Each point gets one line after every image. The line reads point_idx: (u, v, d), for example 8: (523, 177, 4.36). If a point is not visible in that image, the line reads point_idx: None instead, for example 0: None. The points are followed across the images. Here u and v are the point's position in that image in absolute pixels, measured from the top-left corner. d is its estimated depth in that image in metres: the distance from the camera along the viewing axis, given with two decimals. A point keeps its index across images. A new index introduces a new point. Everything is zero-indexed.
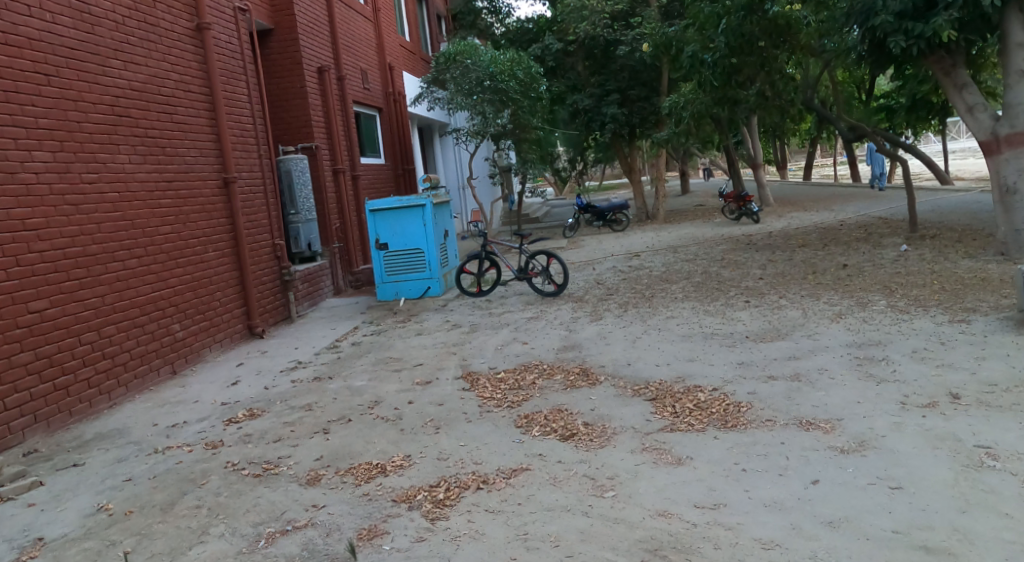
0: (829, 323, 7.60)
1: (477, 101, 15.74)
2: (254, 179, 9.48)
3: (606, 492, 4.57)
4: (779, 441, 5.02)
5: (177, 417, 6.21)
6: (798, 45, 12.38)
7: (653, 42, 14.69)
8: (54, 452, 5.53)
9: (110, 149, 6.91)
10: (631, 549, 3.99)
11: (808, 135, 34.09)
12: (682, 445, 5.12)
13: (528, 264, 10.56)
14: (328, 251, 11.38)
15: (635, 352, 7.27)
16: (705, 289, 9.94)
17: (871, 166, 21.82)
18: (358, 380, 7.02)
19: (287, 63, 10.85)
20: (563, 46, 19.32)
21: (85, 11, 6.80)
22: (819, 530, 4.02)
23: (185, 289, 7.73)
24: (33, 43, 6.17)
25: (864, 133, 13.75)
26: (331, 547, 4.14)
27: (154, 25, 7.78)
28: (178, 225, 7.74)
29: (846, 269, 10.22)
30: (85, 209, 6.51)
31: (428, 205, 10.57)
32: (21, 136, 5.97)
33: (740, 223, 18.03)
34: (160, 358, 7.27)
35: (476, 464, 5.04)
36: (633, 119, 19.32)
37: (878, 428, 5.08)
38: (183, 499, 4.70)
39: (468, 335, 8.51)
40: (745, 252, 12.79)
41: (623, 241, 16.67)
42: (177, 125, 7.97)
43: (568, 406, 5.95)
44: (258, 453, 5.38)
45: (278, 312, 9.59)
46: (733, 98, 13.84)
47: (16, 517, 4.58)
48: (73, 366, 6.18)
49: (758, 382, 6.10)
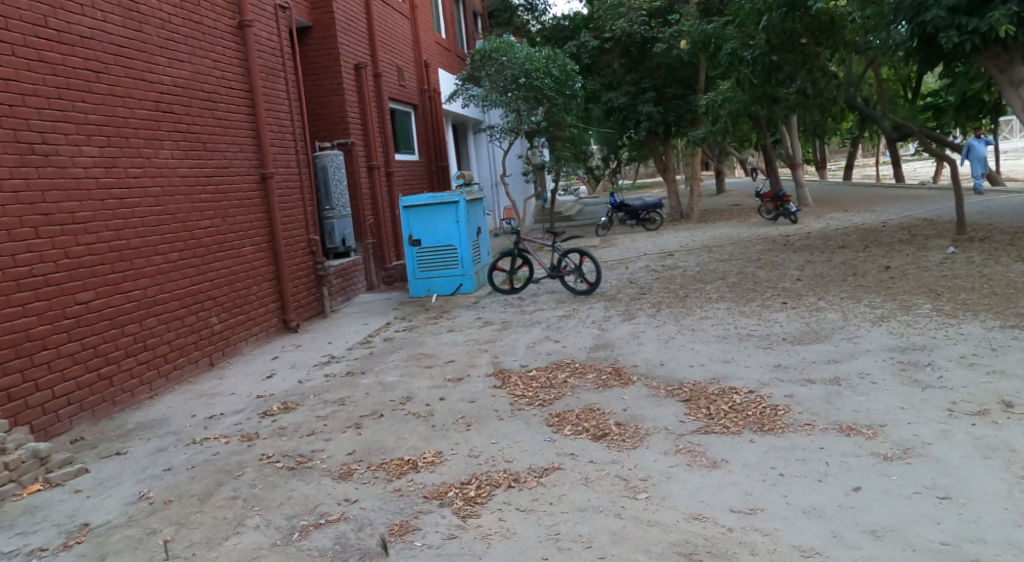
0: (870, 326, 7.45)
1: (512, 99, 15.61)
2: (291, 174, 9.54)
3: (639, 494, 4.52)
4: (818, 446, 4.94)
5: (214, 409, 6.28)
6: (843, 42, 12.04)
7: (692, 39, 14.57)
8: (98, 440, 5.61)
9: (154, 145, 7.00)
10: (665, 552, 3.93)
11: (848, 136, 33.38)
12: (717, 447, 5.05)
13: (561, 262, 10.51)
14: (362, 247, 11.46)
15: (669, 353, 7.18)
16: (742, 290, 9.81)
17: (971, 165, 18.27)
18: (389, 376, 7.04)
19: (325, 60, 10.93)
20: (598, 43, 19.12)
21: (133, 9, 6.91)
22: (861, 539, 3.94)
23: (223, 282, 7.81)
24: (85, 41, 6.28)
25: (909, 132, 13.37)
26: (363, 543, 4.14)
27: (198, 23, 7.87)
28: (217, 219, 7.82)
29: (888, 271, 10.06)
30: (130, 203, 6.61)
31: (461, 201, 10.58)
32: (71, 131, 6.06)
33: (777, 223, 17.77)
34: (198, 350, 7.36)
35: (507, 462, 5.02)
36: (669, 117, 19.15)
37: (923, 436, 4.96)
38: (220, 491, 4.74)
39: (500, 332, 8.50)
40: (782, 253, 12.61)
41: (656, 240, 16.57)
42: (218, 122, 8.06)
43: (600, 406, 5.90)
44: (292, 446, 5.42)
45: (312, 306, 9.67)
46: (773, 97, 13.70)
47: (64, 502, 4.65)
48: (117, 356, 6.28)
49: (797, 385, 6.01)
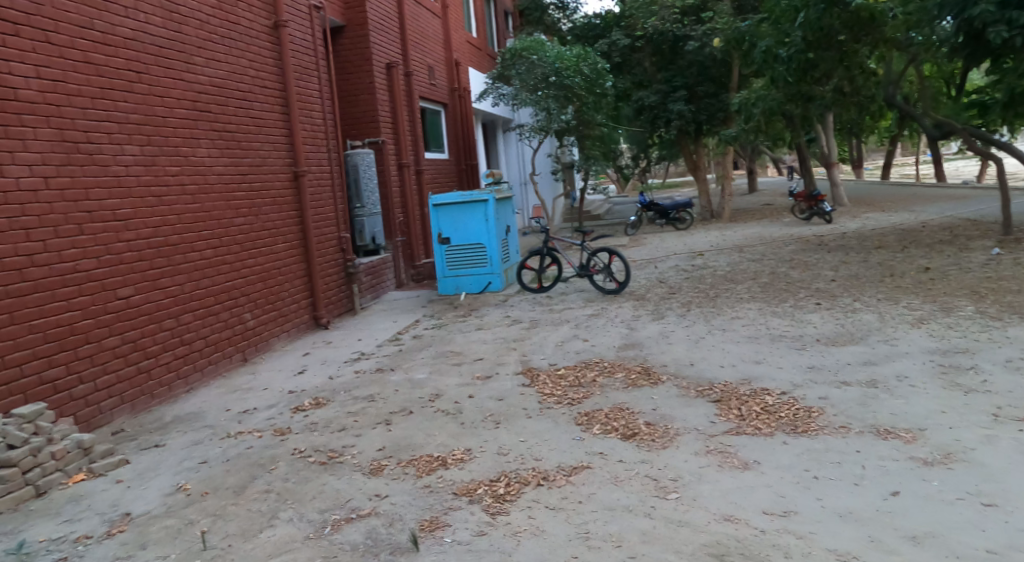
0: (909, 328, 7.34)
1: (541, 97, 15.63)
2: (322, 172, 9.61)
3: (669, 494, 4.51)
4: (854, 449, 4.88)
5: (248, 403, 6.36)
6: (882, 39, 11.86)
7: (726, 37, 14.46)
8: (137, 432, 5.72)
9: (192, 143, 7.10)
10: (696, 553, 3.91)
11: (887, 134, 32.91)
12: (748, 448, 5.01)
13: (590, 261, 10.48)
14: (392, 245, 11.54)
15: (700, 353, 7.14)
16: (774, 290, 9.73)
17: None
18: (418, 373, 7.08)
19: (357, 59, 11.01)
20: (630, 41, 18.75)
21: (173, 10, 7.02)
22: (900, 545, 3.88)
23: (256, 278, 7.90)
24: (127, 43, 6.39)
25: (953, 130, 13.12)
26: (394, 538, 4.17)
27: (235, 24, 7.96)
28: (251, 216, 7.91)
29: (929, 272, 9.90)
30: (168, 201, 6.71)
31: (491, 200, 10.59)
32: (114, 131, 6.16)
33: (812, 223, 17.56)
34: (232, 346, 7.45)
35: (535, 460, 5.03)
36: (701, 116, 19.04)
37: (966, 441, 4.88)
38: (254, 483, 4.81)
39: (529, 331, 8.51)
40: (816, 253, 12.47)
41: (687, 240, 16.46)
42: (253, 120, 8.15)
43: (629, 405, 5.89)
44: (323, 441, 5.47)
45: (342, 303, 9.74)
46: (808, 94, 13.55)
47: (106, 492, 4.75)
48: (155, 351, 6.38)
49: (831, 387, 5.95)
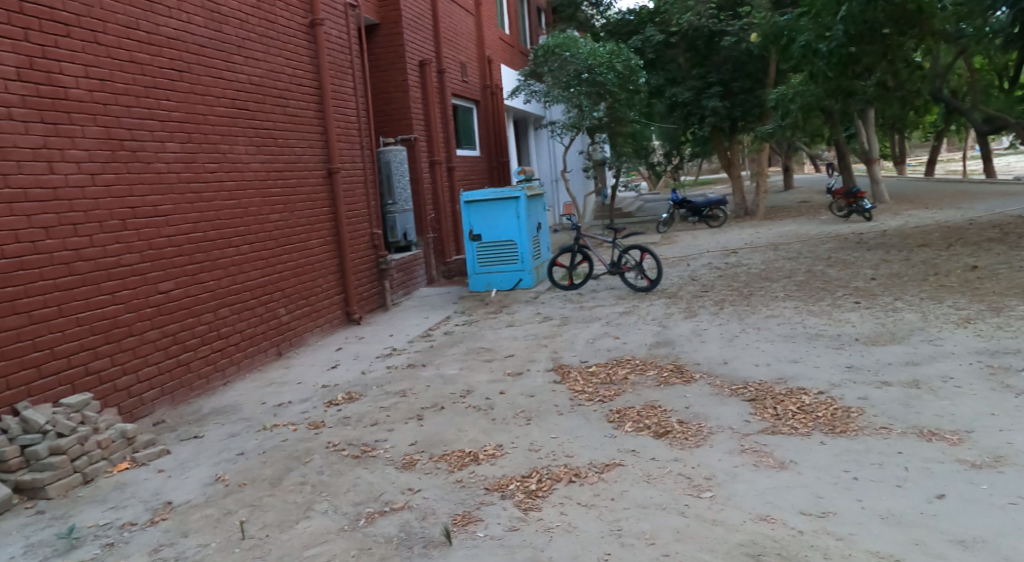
0: (954, 328, 7.19)
1: (573, 94, 15.61)
2: (355, 169, 9.67)
3: (703, 493, 4.46)
4: (895, 450, 4.80)
5: (283, 396, 6.42)
6: (929, 31, 11.61)
7: (765, 32, 14.27)
8: (177, 423, 5.80)
9: (231, 140, 7.18)
10: (732, 552, 3.87)
11: (932, 128, 32.26)
12: (784, 448, 4.95)
13: (622, 258, 10.43)
14: (423, 241, 11.59)
15: (734, 351, 7.07)
16: (811, 289, 9.59)
17: None
18: (449, 369, 7.11)
19: (391, 57, 11.06)
20: (664, 37, 18.81)
21: (215, 10, 7.10)
22: (948, 549, 3.80)
23: (291, 274, 7.97)
24: (170, 42, 6.49)
25: (1004, 125, 12.79)
26: (427, 531, 4.19)
27: (272, 22, 8.03)
28: (286, 213, 7.98)
29: (976, 271, 9.68)
30: (207, 197, 6.79)
31: (522, 197, 10.56)
32: (156, 128, 6.26)
33: (850, 220, 17.29)
34: (267, 340, 7.54)
35: (567, 457, 5.01)
36: (735, 112, 18.85)
37: (1017, 444, 4.76)
38: (290, 475, 4.85)
39: (560, 328, 8.49)
40: (854, 252, 12.27)
41: (720, 238, 16.30)
42: (289, 118, 8.22)
43: (661, 403, 5.85)
44: (355, 436, 5.50)
45: (374, 299, 9.80)
46: (849, 89, 13.32)
47: (147, 481, 4.82)
48: (193, 344, 6.47)
49: (870, 387, 5.85)
